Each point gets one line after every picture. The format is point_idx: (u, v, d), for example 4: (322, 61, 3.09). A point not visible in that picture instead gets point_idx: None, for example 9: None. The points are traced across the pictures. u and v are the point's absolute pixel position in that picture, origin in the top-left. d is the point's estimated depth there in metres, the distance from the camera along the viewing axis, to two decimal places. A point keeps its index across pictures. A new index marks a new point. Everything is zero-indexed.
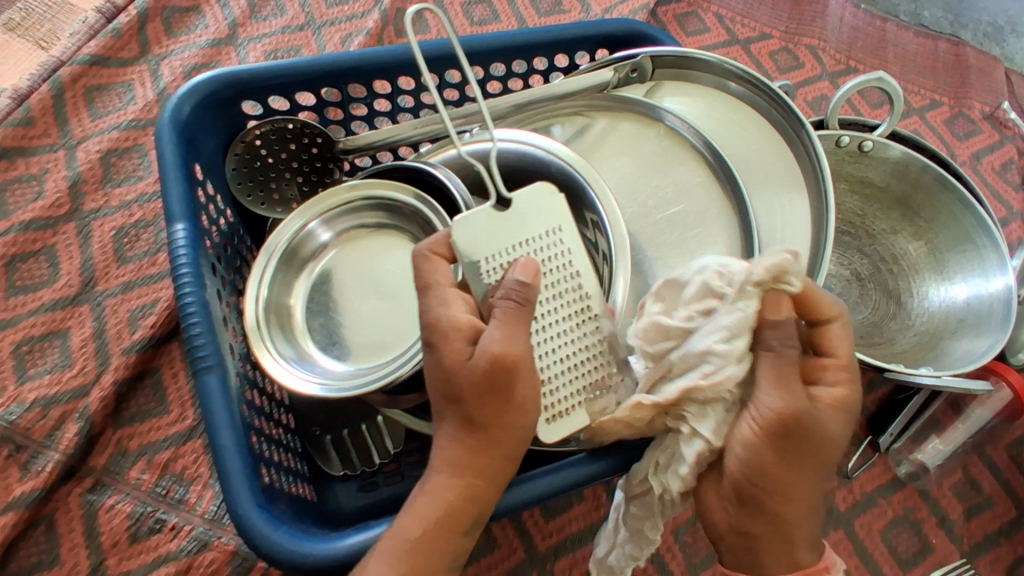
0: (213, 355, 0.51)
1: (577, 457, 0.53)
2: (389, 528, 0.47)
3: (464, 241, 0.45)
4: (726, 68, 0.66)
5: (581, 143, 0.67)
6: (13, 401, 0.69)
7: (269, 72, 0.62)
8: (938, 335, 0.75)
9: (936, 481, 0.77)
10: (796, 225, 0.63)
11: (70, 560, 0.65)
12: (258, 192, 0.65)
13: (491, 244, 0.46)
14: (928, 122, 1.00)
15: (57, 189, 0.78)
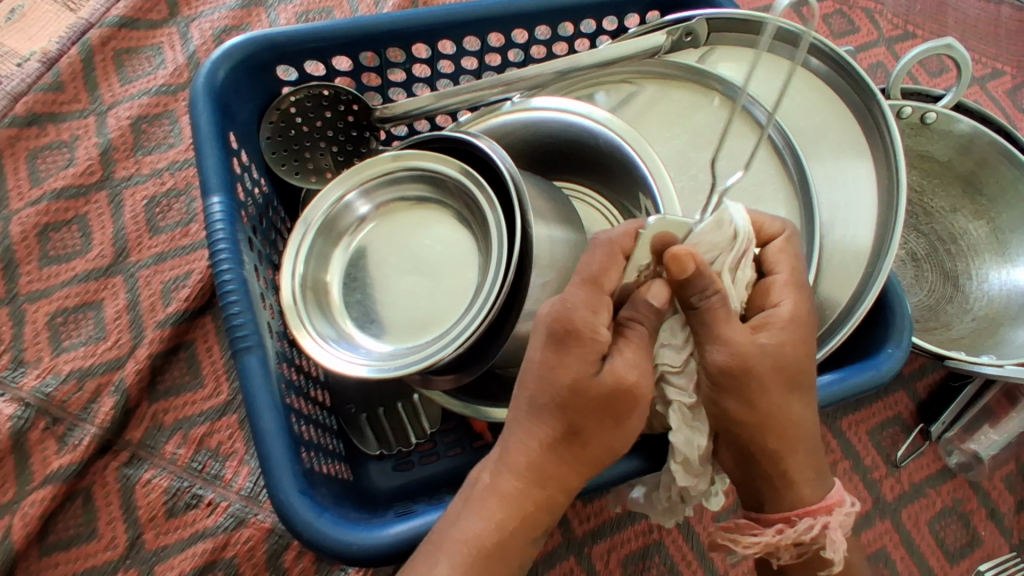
0: (253, 334, 0.49)
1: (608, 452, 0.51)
2: (448, 523, 0.43)
3: (652, 242, 0.42)
4: (803, 39, 0.61)
5: (625, 112, 0.63)
6: (49, 372, 0.68)
7: (307, 34, 0.58)
8: (998, 321, 0.71)
9: (988, 473, 0.74)
10: (861, 203, 0.59)
11: (108, 534, 0.65)
12: (292, 161, 0.62)
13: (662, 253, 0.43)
14: (989, 93, 0.95)
15: (88, 156, 0.77)
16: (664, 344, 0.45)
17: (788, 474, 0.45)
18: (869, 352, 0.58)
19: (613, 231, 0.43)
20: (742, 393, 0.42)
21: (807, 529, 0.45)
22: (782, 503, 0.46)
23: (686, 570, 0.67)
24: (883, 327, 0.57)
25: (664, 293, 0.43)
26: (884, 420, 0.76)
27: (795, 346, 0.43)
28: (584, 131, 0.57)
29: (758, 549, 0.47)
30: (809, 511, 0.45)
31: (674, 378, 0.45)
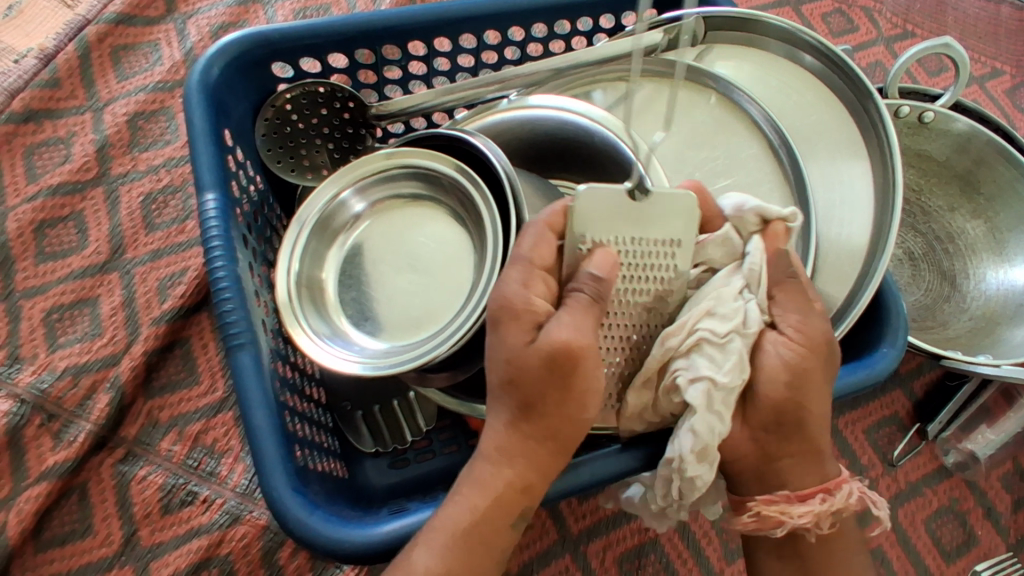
0: (246, 332, 0.49)
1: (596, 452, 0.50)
2: (437, 521, 0.43)
3: (583, 217, 0.42)
4: (799, 37, 0.61)
5: (621, 110, 0.63)
6: (44, 368, 0.68)
7: (302, 31, 0.58)
8: (995, 320, 0.71)
9: (985, 472, 0.74)
10: (857, 202, 0.59)
11: (103, 530, 0.65)
12: (289, 158, 0.63)
13: (604, 227, 0.42)
14: (988, 92, 0.94)
15: (84, 152, 0.76)
16: (701, 325, 0.45)
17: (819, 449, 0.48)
18: (865, 351, 0.57)
19: (545, 211, 0.43)
20: (806, 361, 0.45)
21: (845, 497, 0.48)
22: (815, 479, 0.48)
23: (681, 569, 0.67)
24: (878, 326, 0.57)
25: (609, 260, 0.41)
26: (881, 419, 0.76)
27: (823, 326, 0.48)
28: (580, 129, 0.57)
29: (809, 521, 0.46)
30: (839, 482, 0.48)
31: (698, 356, 0.45)
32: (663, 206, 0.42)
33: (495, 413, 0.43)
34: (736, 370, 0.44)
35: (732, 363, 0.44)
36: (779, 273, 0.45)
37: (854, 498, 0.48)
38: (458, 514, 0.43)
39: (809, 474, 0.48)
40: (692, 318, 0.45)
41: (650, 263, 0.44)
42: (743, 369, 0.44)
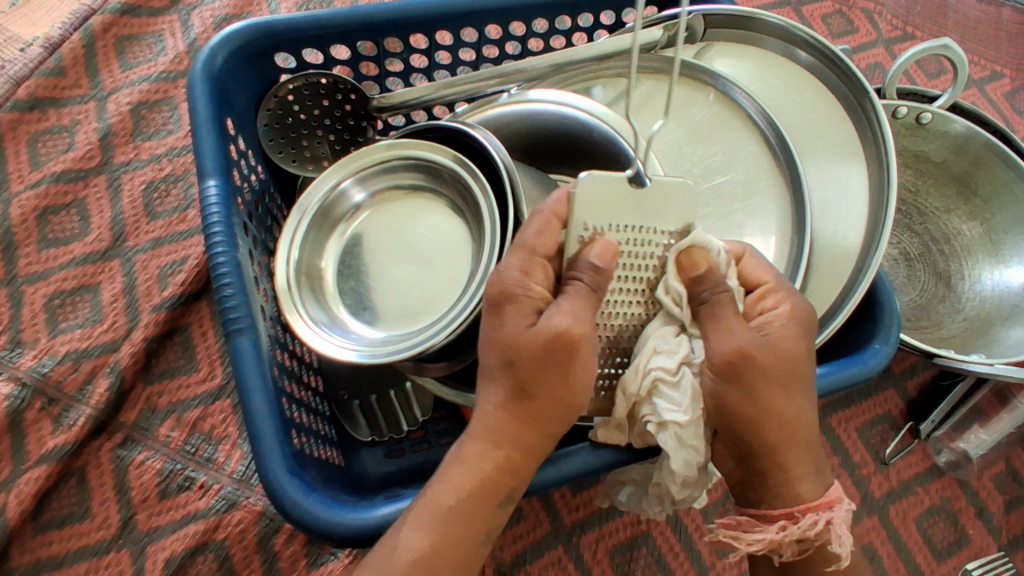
0: (246, 317, 0.50)
1: (580, 445, 0.51)
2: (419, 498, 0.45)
3: (586, 200, 0.42)
4: (796, 35, 0.61)
5: (620, 106, 0.63)
6: (45, 353, 0.69)
7: (305, 22, 0.59)
8: (989, 321, 0.72)
9: (977, 472, 0.75)
10: (852, 200, 0.60)
11: (101, 514, 0.66)
12: (290, 149, 0.63)
13: (608, 213, 0.43)
14: (987, 95, 0.95)
15: (88, 141, 0.77)
16: (655, 354, 0.46)
17: (786, 468, 0.46)
18: (857, 347, 0.58)
19: (550, 201, 0.43)
20: (743, 387, 0.44)
21: (809, 525, 0.45)
22: (778, 501, 0.46)
23: (673, 562, 0.68)
24: (871, 324, 0.58)
25: (610, 250, 0.42)
26: (874, 417, 0.76)
27: (789, 346, 0.44)
28: (580, 125, 0.57)
29: (761, 547, 0.46)
30: (809, 507, 0.45)
31: (667, 390, 0.46)
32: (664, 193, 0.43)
33: (484, 396, 0.44)
34: (694, 406, 0.45)
35: (688, 404, 0.45)
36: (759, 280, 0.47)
37: (823, 526, 0.45)
38: (451, 495, 0.43)
39: (771, 493, 0.46)
40: (642, 359, 0.46)
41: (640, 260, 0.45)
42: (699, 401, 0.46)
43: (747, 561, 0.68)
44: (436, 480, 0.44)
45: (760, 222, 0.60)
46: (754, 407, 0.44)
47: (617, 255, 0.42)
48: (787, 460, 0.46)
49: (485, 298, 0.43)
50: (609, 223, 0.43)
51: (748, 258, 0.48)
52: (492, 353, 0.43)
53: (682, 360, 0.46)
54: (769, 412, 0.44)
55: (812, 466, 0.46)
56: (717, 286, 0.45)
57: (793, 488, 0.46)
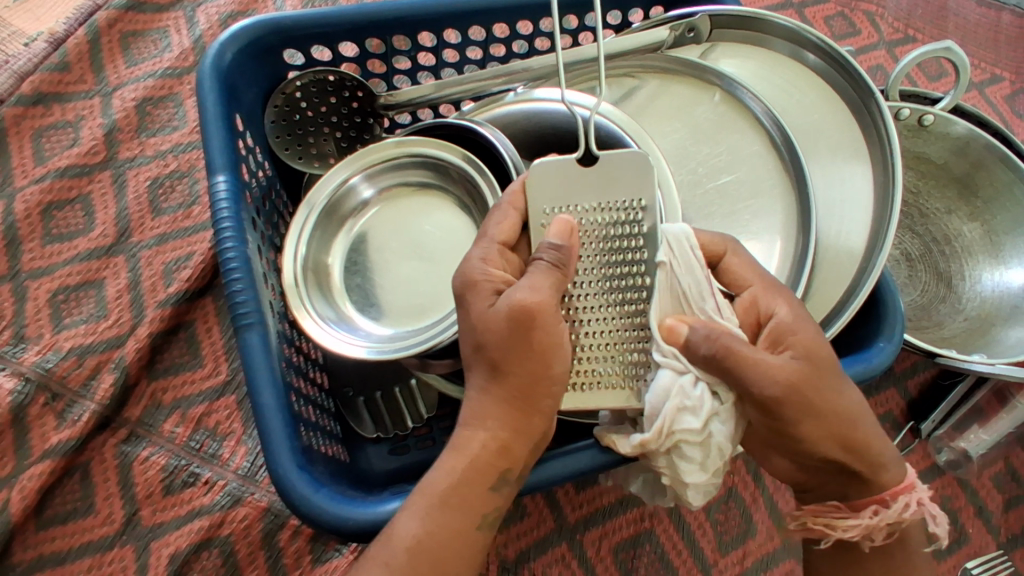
0: (255, 312, 0.50)
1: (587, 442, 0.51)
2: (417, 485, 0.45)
3: (536, 183, 0.45)
4: (802, 36, 0.62)
5: (626, 105, 0.64)
6: (49, 349, 0.69)
7: (314, 19, 0.59)
8: (990, 321, 0.73)
9: (977, 471, 0.75)
10: (856, 200, 0.60)
11: (105, 510, 0.66)
12: (296, 146, 0.63)
13: (562, 197, 0.45)
14: (987, 98, 0.95)
15: (92, 136, 0.77)
16: (680, 411, 0.45)
17: (874, 462, 0.47)
18: (861, 346, 0.58)
19: (505, 194, 0.46)
20: (804, 403, 0.44)
21: (901, 508, 0.47)
22: (871, 488, 0.47)
23: (676, 559, 0.68)
24: (876, 323, 0.58)
25: (564, 228, 0.43)
26: (875, 416, 0.77)
27: (821, 347, 0.45)
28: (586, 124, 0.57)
29: (858, 533, 0.48)
30: (898, 492, 0.47)
31: (689, 450, 0.46)
32: (618, 164, 0.44)
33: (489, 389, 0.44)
34: (715, 462, 0.47)
35: (710, 464, 0.46)
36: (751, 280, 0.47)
37: (916, 506, 0.48)
38: (459, 488, 0.43)
39: (862, 488, 0.47)
40: (667, 421, 0.44)
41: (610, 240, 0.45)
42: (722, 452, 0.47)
43: (749, 559, 0.69)
44: (443, 474, 0.44)
45: (766, 222, 0.60)
46: (824, 419, 0.45)
47: (574, 231, 0.43)
48: (867, 453, 0.46)
49: (490, 291, 0.43)
50: (563, 204, 0.45)
51: (732, 258, 0.48)
52: (466, 339, 0.44)
53: (706, 418, 0.45)
54: (834, 420, 0.45)
55: (892, 454, 0.47)
56: (716, 331, 0.44)
57: (880, 478, 0.47)
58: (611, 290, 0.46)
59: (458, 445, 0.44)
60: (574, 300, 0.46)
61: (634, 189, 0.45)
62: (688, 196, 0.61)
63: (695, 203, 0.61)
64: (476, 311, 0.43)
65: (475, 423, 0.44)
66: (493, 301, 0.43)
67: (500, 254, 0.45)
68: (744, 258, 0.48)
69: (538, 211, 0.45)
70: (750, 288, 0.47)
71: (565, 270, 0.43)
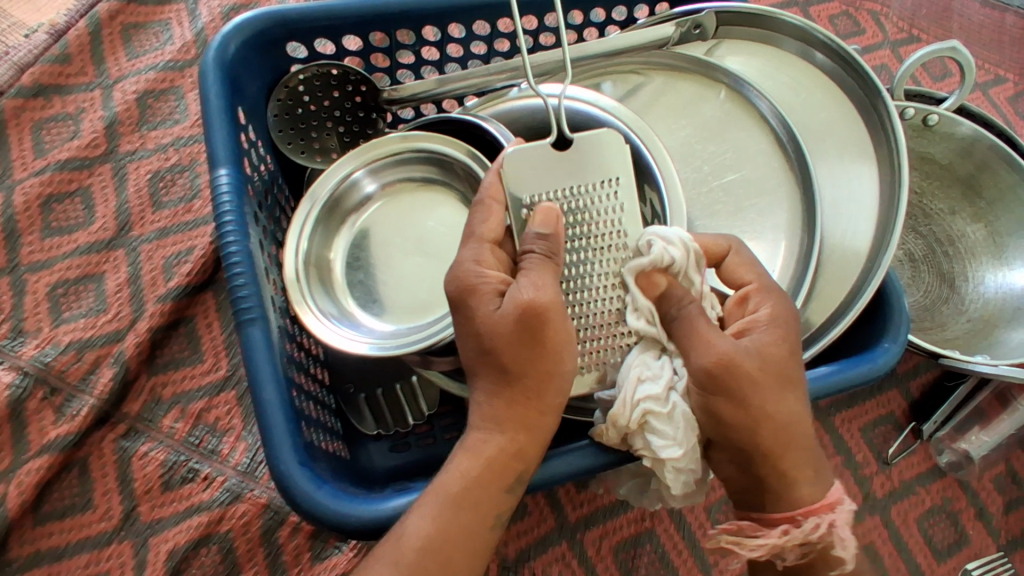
0: (256, 306, 0.49)
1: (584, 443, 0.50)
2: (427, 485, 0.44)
3: (513, 173, 0.44)
4: (811, 34, 0.61)
5: (631, 102, 0.63)
6: (48, 342, 0.69)
7: (318, 12, 0.58)
8: (993, 323, 0.72)
9: (978, 473, 0.75)
10: (861, 200, 0.60)
11: (103, 505, 0.65)
12: (299, 140, 0.63)
13: (541, 183, 0.44)
14: (991, 99, 0.95)
15: (93, 129, 0.77)
16: (641, 382, 0.45)
17: (787, 474, 0.46)
18: (866, 346, 0.58)
19: (483, 187, 0.44)
20: (732, 399, 0.44)
21: (811, 529, 0.45)
22: (782, 504, 0.46)
23: (677, 559, 0.68)
24: (881, 323, 0.58)
25: (552, 216, 0.43)
26: (877, 417, 0.76)
27: (774, 347, 0.44)
28: (591, 120, 0.56)
29: (764, 552, 0.46)
30: (810, 511, 0.46)
31: (658, 424, 0.45)
32: (592, 149, 0.44)
33: (488, 390, 0.43)
34: (687, 437, 0.46)
35: (683, 436, 0.45)
36: (746, 278, 0.48)
37: (827, 529, 0.46)
38: (462, 487, 0.43)
39: (771, 499, 0.47)
40: (629, 392, 0.45)
41: (593, 221, 0.45)
42: (693, 427, 0.46)
43: None
44: (449, 472, 0.43)
45: (769, 221, 0.60)
46: (747, 417, 0.44)
47: (559, 219, 0.43)
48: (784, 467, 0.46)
49: (492, 295, 0.42)
50: (543, 191, 0.44)
51: (732, 257, 0.48)
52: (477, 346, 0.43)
53: (668, 386, 0.45)
54: (762, 418, 0.44)
55: (812, 470, 0.46)
56: (682, 301, 0.45)
57: (793, 492, 0.46)
58: (602, 272, 0.46)
59: (464, 444, 0.44)
60: (571, 283, 0.46)
61: (609, 168, 0.45)
62: (692, 193, 0.61)
63: (699, 201, 0.61)
64: (481, 315, 0.42)
65: (481, 422, 0.44)
66: (500, 303, 0.42)
67: (493, 255, 0.43)
68: (745, 256, 0.48)
69: (519, 201, 0.44)
70: (749, 285, 0.48)
71: (557, 259, 0.43)
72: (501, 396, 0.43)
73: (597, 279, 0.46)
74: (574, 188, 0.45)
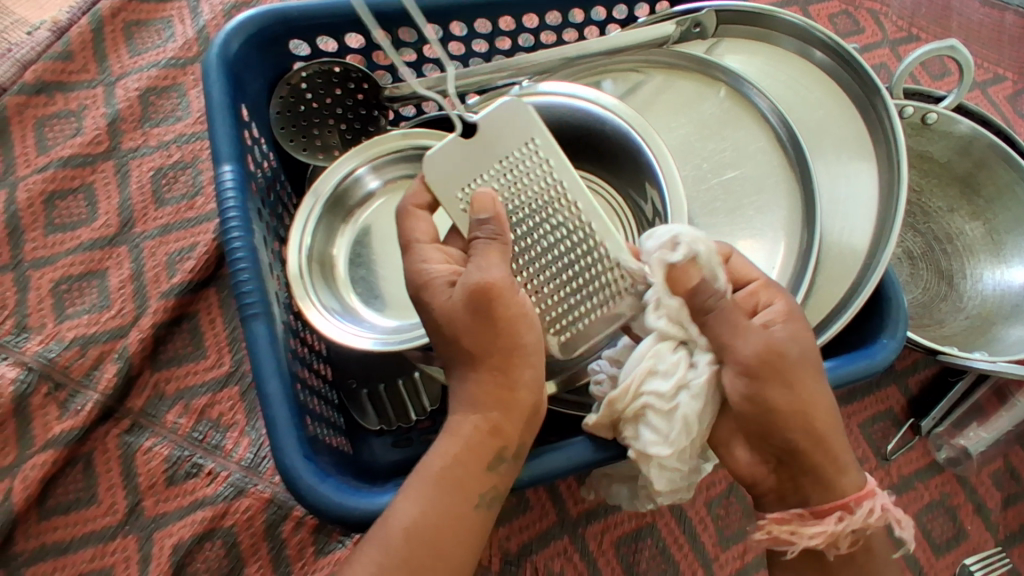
0: (260, 301, 0.50)
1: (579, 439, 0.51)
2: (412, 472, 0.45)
3: (434, 174, 0.47)
4: (809, 33, 0.62)
5: (631, 100, 0.63)
6: (52, 338, 0.69)
7: (320, 10, 0.59)
8: (990, 320, 0.73)
9: (976, 468, 0.76)
10: (860, 197, 0.61)
11: (107, 500, 0.66)
12: (301, 137, 0.63)
13: (463, 177, 0.47)
14: (990, 98, 0.96)
15: (95, 126, 0.77)
16: (649, 373, 0.46)
17: (835, 462, 0.46)
18: (866, 341, 0.59)
19: (407, 195, 0.47)
20: (783, 381, 0.44)
21: (866, 513, 0.45)
22: (829, 494, 0.46)
23: (678, 553, 0.68)
24: (879, 318, 0.58)
25: (486, 199, 0.43)
26: (876, 413, 0.77)
27: (804, 334, 0.45)
28: (592, 118, 0.57)
29: (823, 540, 0.45)
30: (860, 497, 0.46)
31: (654, 417, 0.46)
32: (497, 127, 0.46)
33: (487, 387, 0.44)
34: (680, 439, 0.46)
35: (674, 437, 0.46)
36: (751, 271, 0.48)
37: (879, 512, 0.46)
38: (464, 483, 0.43)
39: (822, 492, 0.46)
40: (634, 380, 0.46)
41: (537, 197, 0.47)
42: (688, 432, 0.46)
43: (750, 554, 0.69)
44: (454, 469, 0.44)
45: (767, 217, 0.60)
46: (793, 397, 0.44)
47: (494, 198, 0.44)
48: (829, 453, 0.45)
49: (444, 285, 0.43)
50: (469, 185, 0.47)
51: (737, 258, 0.48)
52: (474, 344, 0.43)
53: (677, 384, 0.46)
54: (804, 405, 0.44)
55: (848, 456, 0.46)
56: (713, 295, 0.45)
57: (839, 481, 0.46)
58: (571, 245, 0.47)
59: (467, 440, 0.44)
60: (543, 268, 0.48)
61: (527, 140, 0.46)
62: (692, 191, 0.61)
63: (698, 199, 0.61)
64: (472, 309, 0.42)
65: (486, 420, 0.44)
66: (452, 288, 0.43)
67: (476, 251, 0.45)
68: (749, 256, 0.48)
69: (453, 202, 0.47)
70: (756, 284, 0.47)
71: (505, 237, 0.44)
72: (504, 389, 0.44)
73: (552, 254, 0.47)
74: (495, 169, 0.47)
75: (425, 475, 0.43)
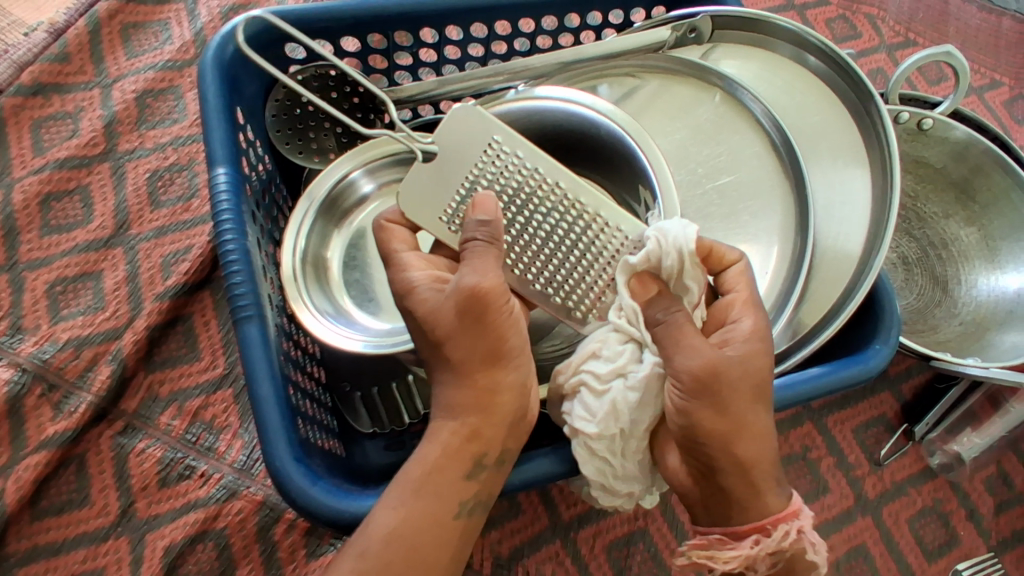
0: (253, 304, 0.50)
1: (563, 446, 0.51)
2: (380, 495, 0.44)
3: (408, 200, 0.48)
4: (805, 39, 0.62)
5: (626, 105, 0.64)
6: (46, 339, 0.69)
7: (317, 13, 0.59)
8: (984, 326, 0.73)
9: (969, 474, 0.76)
10: (854, 203, 0.61)
11: (100, 501, 0.66)
12: (297, 140, 0.63)
13: (440, 194, 0.48)
14: (986, 103, 0.96)
15: (92, 128, 0.77)
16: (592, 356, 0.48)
17: (752, 485, 0.45)
18: (859, 347, 0.59)
19: (383, 214, 0.49)
20: (713, 404, 0.43)
21: (781, 537, 0.45)
22: (750, 514, 0.45)
23: (669, 558, 0.68)
24: (873, 325, 0.58)
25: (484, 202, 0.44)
26: (869, 419, 0.77)
27: (758, 359, 0.44)
28: (587, 122, 0.57)
29: (737, 564, 0.45)
30: (779, 519, 0.45)
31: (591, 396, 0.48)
32: (453, 133, 0.48)
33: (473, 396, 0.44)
34: (606, 420, 0.47)
35: (599, 416, 0.47)
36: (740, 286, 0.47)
37: (796, 536, 0.45)
38: (450, 490, 0.43)
39: (737, 510, 0.45)
40: (579, 359, 0.48)
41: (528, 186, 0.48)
42: (619, 417, 0.47)
43: None
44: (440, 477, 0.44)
45: (761, 222, 0.60)
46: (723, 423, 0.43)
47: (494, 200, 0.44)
48: (755, 478, 0.44)
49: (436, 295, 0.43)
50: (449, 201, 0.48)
51: (733, 269, 0.47)
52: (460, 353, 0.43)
53: (615, 369, 0.47)
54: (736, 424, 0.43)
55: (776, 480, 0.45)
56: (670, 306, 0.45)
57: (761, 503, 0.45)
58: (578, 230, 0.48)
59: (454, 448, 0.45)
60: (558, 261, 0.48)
61: (489, 138, 0.48)
62: (687, 195, 0.62)
63: (693, 204, 0.61)
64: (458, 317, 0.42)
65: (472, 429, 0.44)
66: (439, 290, 0.44)
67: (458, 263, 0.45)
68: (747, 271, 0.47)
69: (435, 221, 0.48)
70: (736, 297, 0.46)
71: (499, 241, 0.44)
72: (492, 397, 0.44)
73: (564, 247, 0.48)
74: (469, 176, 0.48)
75: (411, 483, 0.44)
